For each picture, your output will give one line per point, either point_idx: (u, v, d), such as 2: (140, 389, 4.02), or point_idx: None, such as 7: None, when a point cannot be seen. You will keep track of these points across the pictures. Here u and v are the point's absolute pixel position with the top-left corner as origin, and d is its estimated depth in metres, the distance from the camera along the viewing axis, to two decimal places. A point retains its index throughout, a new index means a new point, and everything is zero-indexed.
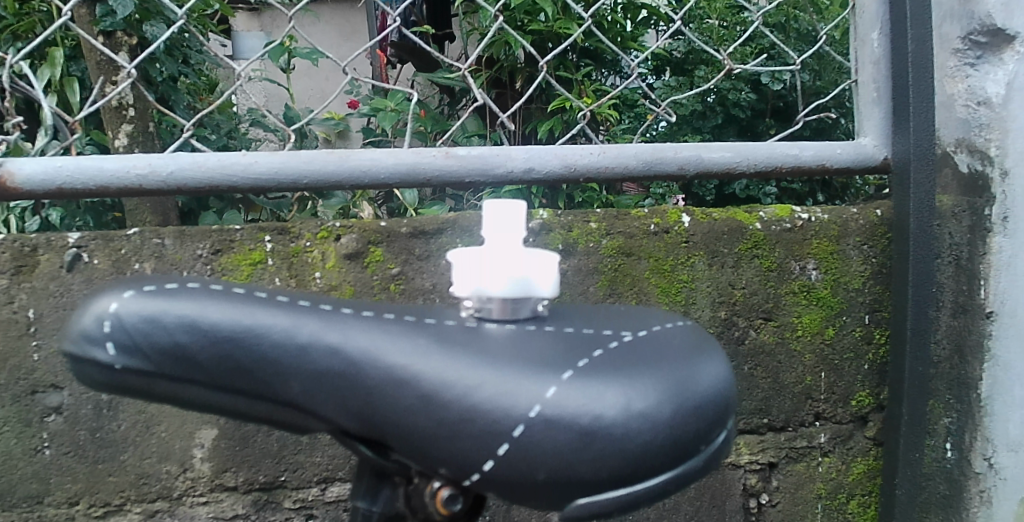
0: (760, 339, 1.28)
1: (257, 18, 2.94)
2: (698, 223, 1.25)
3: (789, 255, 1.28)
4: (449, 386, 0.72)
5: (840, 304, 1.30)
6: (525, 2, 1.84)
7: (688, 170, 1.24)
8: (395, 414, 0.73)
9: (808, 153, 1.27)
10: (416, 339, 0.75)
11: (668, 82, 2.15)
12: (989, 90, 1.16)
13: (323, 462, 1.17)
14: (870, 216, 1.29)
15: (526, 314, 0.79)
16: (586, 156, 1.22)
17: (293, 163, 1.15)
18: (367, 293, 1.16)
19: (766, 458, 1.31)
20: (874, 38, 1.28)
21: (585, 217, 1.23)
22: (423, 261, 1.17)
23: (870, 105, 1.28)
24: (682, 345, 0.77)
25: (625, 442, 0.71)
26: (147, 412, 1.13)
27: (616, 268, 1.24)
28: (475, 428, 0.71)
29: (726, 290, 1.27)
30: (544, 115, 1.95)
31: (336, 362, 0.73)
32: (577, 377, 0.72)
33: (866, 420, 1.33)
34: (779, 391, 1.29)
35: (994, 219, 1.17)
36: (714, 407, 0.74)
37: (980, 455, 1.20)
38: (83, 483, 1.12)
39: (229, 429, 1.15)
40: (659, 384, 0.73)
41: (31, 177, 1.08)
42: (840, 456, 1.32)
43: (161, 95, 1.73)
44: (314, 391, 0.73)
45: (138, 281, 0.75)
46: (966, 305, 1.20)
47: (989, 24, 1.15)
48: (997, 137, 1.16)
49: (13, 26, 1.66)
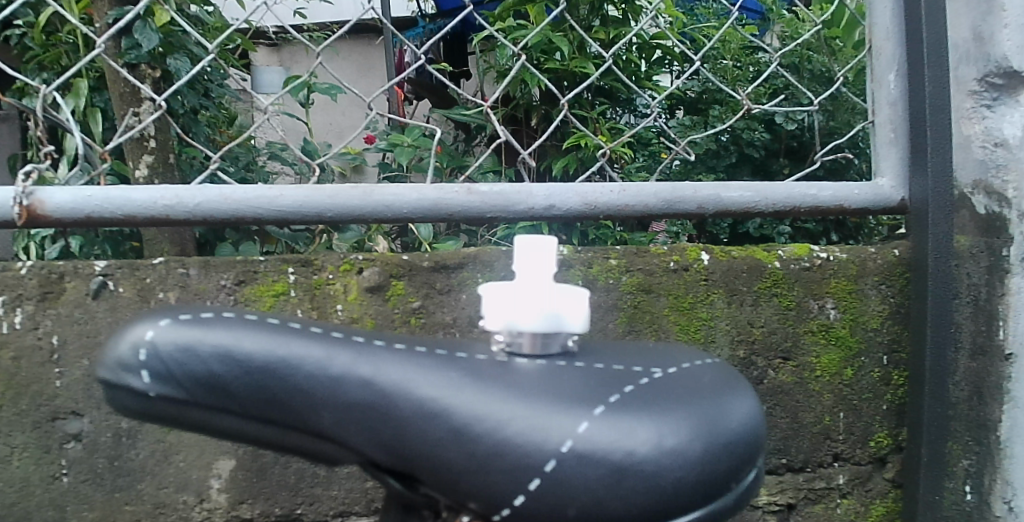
0: (779, 379, 1.28)
1: (278, 54, 2.99)
2: (718, 260, 1.26)
3: (808, 294, 1.28)
4: (480, 420, 0.72)
5: (859, 344, 1.29)
6: (542, 41, 1.85)
7: (707, 209, 1.25)
8: (425, 448, 0.73)
9: (826, 193, 1.28)
10: (448, 372, 0.75)
11: (683, 122, 2.18)
12: (1006, 131, 1.18)
13: (339, 496, 1.17)
14: (888, 256, 1.29)
15: (556, 350, 0.80)
16: (606, 194, 1.23)
17: (317, 197, 1.16)
18: (387, 326, 1.17)
19: (785, 499, 1.30)
20: (891, 79, 1.29)
21: (605, 254, 1.23)
22: (443, 295, 1.17)
23: (887, 145, 1.29)
24: (712, 382, 0.77)
25: (657, 479, 0.71)
26: (166, 441, 1.13)
27: (636, 305, 1.24)
28: (506, 463, 0.71)
29: (745, 329, 1.27)
30: (560, 152, 1.97)
31: (368, 394, 0.74)
32: (609, 413, 0.73)
33: (885, 462, 1.32)
34: (798, 431, 1.29)
35: (1013, 259, 1.16)
36: (743, 446, 0.74)
37: (1001, 497, 1.19)
38: (100, 510, 1.12)
39: (247, 460, 1.15)
40: (689, 421, 0.73)
41: (60, 205, 1.10)
42: (859, 498, 1.32)
43: (182, 126, 1.75)
44: (345, 423, 0.74)
45: (173, 310, 0.76)
46: (985, 347, 1.19)
47: (1005, 66, 1.16)
48: (1014, 178, 1.16)
49: (41, 57, 1.68)
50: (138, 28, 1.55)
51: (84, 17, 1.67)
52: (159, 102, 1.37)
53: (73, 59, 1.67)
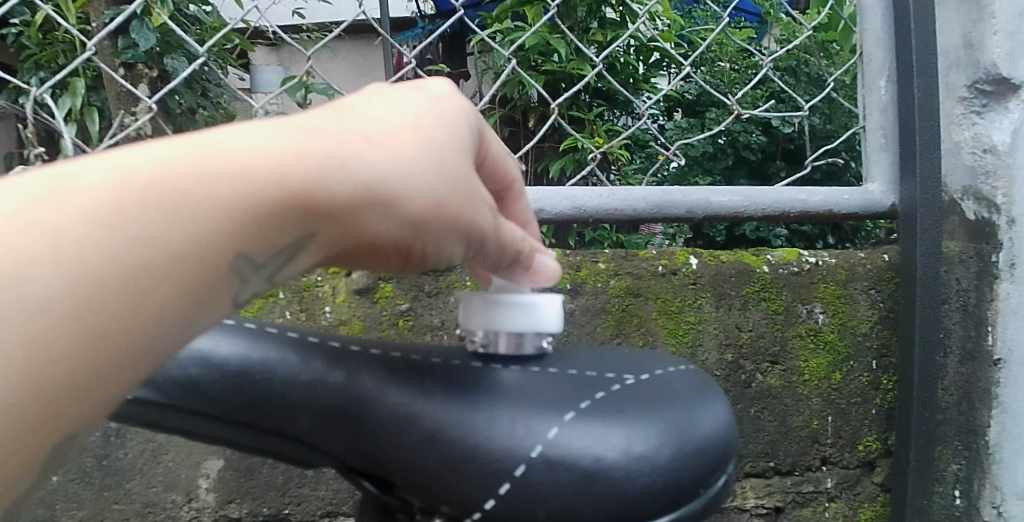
0: (767, 383, 1.28)
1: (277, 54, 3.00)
2: (706, 264, 1.26)
3: (796, 299, 1.28)
4: (454, 425, 0.73)
5: (847, 349, 1.30)
6: (540, 42, 1.85)
7: (696, 214, 1.25)
8: (398, 452, 0.74)
9: (816, 199, 1.29)
10: (423, 379, 0.77)
11: (680, 124, 2.19)
12: (995, 138, 1.17)
13: (327, 496, 1.18)
14: (877, 262, 1.30)
15: (531, 351, 0.81)
16: (595, 198, 1.23)
17: None
18: (375, 328, 1.17)
19: (772, 502, 1.31)
20: (882, 85, 1.31)
21: (593, 257, 1.24)
22: (432, 297, 1.18)
23: (877, 150, 1.32)
24: (684, 389, 0.78)
25: (624, 485, 0.70)
26: (155, 441, 1.14)
27: (624, 308, 1.24)
28: (478, 467, 0.72)
29: (733, 332, 1.27)
30: (555, 154, 1.98)
31: (343, 398, 0.75)
32: (578, 419, 0.73)
33: (874, 466, 1.32)
34: (786, 435, 1.29)
35: (1002, 265, 1.15)
36: (714, 452, 0.74)
37: (989, 503, 1.18)
38: (89, 509, 1.13)
39: (235, 460, 1.16)
40: (658, 428, 0.73)
41: None
42: (847, 502, 1.32)
43: (179, 126, 1.76)
44: (319, 428, 0.75)
45: None
46: (974, 352, 1.19)
47: (994, 73, 1.16)
48: (1003, 185, 1.16)
49: (37, 57, 1.69)
50: (136, 27, 1.56)
51: (81, 18, 1.68)
52: (152, 102, 1.37)
53: (69, 59, 1.68)
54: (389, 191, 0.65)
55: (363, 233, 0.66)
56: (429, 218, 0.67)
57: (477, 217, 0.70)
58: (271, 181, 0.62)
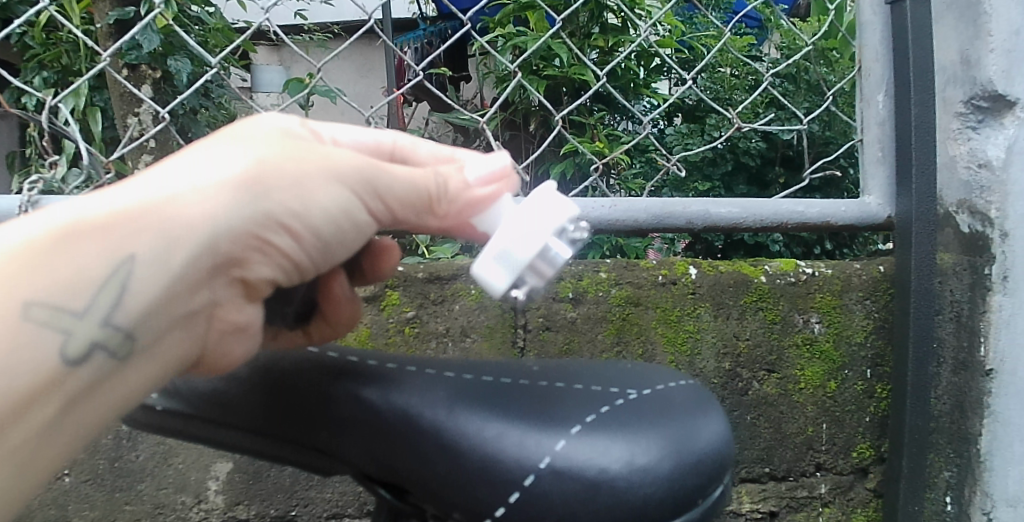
0: (763, 391, 1.31)
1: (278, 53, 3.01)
2: (705, 275, 1.29)
3: (792, 308, 1.31)
4: (466, 437, 0.76)
5: (842, 358, 1.33)
6: (540, 49, 1.88)
7: (695, 224, 1.28)
8: (412, 463, 0.77)
9: (813, 211, 1.32)
10: (438, 391, 0.80)
11: (680, 129, 2.21)
12: (990, 152, 1.20)
13: (333, 498, 1.20)
14: (873, 273, 1.32)
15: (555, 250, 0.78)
16: (596, 208, 1.26)
17: None
18: (382, 335, 1.22)
19: (767, 507, 1.34)
20: (880, 99, 1.33)
21: (595, 267, 1.27)
22: (437, 305, 1.23)
23: (875, 163, 1.34)
24: (685, 402, 0.81)
25: (630, 494, 0.73)
26: (165, 443, 1.16)
27: (624, 317, 1.27)
28: (489, 477, 0.75)
29: (731, 342, 1.30)
30: (557, 159, 2.01)
31: (358, 410, 0.79)
32: (585, 432, 0.76)
33: (867, 472, 1.35)
34: (781, 441, 1.32)
35: (994, 278, 1.20)
36: (713, 464, 0.76)
37: (980, 509, 1.23)
38: (100, 510, 1.16)
39: (244, 462, 1.18)
40: (661, 439, 0.75)
41: None
42: (840, 507, 1.36)
43: (180, 127, 1.77)
44: (337, 437, 0.80)
45: None
46: (966, 362, 1.23)
47: (990, 90, 1.19)
48: (997, 199, 1.19)
49: (40, 57, 1.70)
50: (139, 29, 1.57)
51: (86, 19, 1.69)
52: (164, 113, 1.38)
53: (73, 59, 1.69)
54: (186, 187, 0.71)
55: (193, 222, 0.71)
56: (255, 187, 0.72)
57: (296, 164, 0.74)
58: (73, 238, 0.70)
